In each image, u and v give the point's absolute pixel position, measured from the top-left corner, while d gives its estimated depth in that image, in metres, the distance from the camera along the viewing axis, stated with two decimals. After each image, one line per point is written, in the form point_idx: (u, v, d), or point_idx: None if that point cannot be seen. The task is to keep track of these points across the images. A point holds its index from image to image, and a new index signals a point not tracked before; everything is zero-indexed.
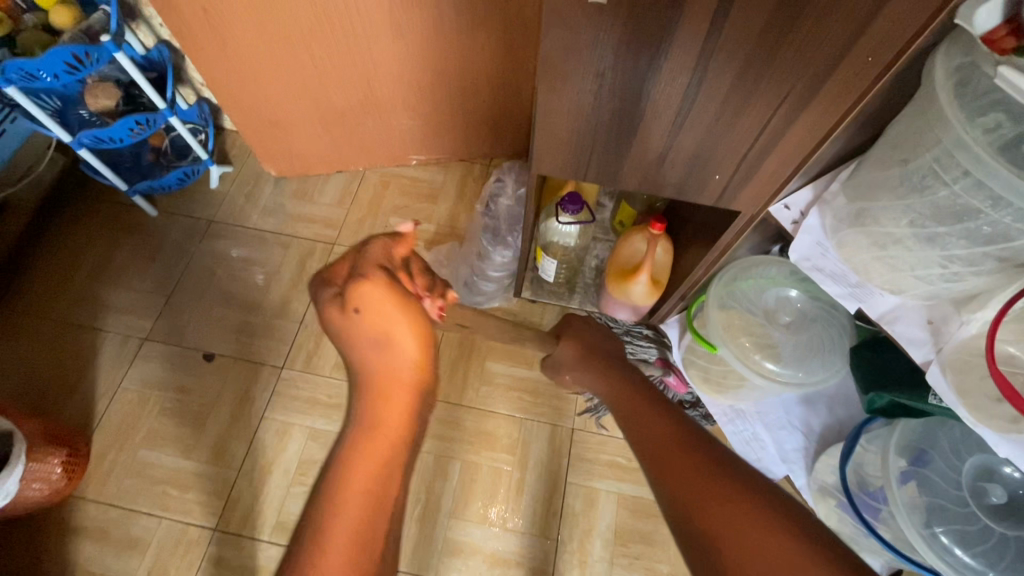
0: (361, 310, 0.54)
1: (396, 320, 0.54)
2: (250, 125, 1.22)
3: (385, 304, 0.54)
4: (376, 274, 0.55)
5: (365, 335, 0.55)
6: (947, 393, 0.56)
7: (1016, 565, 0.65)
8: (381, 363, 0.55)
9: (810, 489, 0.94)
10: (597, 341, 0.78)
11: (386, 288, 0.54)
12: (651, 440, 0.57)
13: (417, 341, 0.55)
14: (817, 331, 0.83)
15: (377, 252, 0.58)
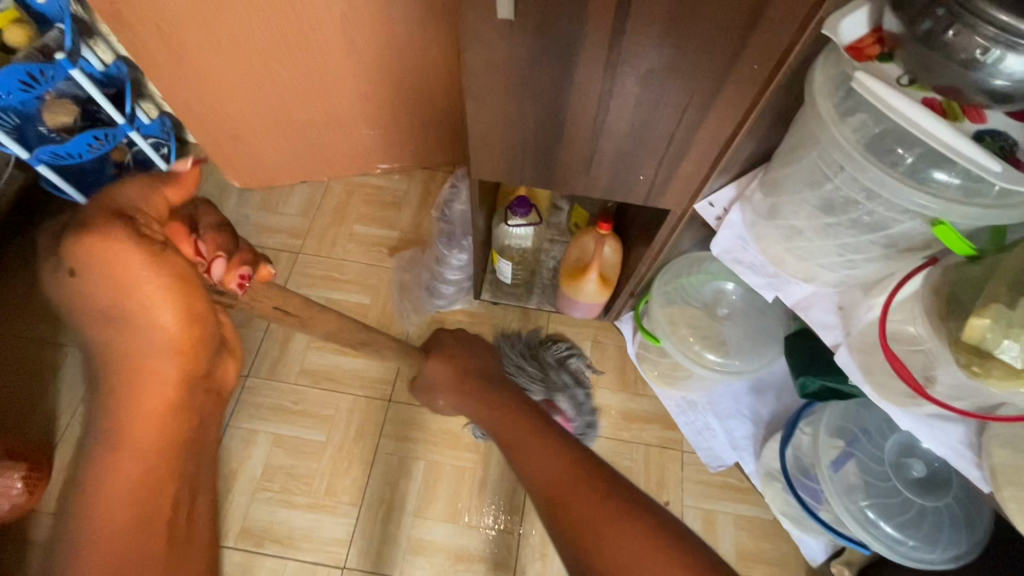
0: (77, 276, 0.33)
1: (148, 288, 0.35)
2: (211, 138, 1.24)
3: (131, 268, 0.33)
4: (112, 221, 0.33)
5: (94, 305, 0.35)
6: (854, 372, 0.59)
7: (932, 533, 0.70)
8: (115, 340, 0.36)
9: (758, 474, 0.99)
10: (473, 364, 0.83)
11: (132, 259, 0.33)
12: (548, 473, 0.52)
13: (179, 319, 0.37)
14: (754, 321, 0.88)
15: (125, 191, 0.34)
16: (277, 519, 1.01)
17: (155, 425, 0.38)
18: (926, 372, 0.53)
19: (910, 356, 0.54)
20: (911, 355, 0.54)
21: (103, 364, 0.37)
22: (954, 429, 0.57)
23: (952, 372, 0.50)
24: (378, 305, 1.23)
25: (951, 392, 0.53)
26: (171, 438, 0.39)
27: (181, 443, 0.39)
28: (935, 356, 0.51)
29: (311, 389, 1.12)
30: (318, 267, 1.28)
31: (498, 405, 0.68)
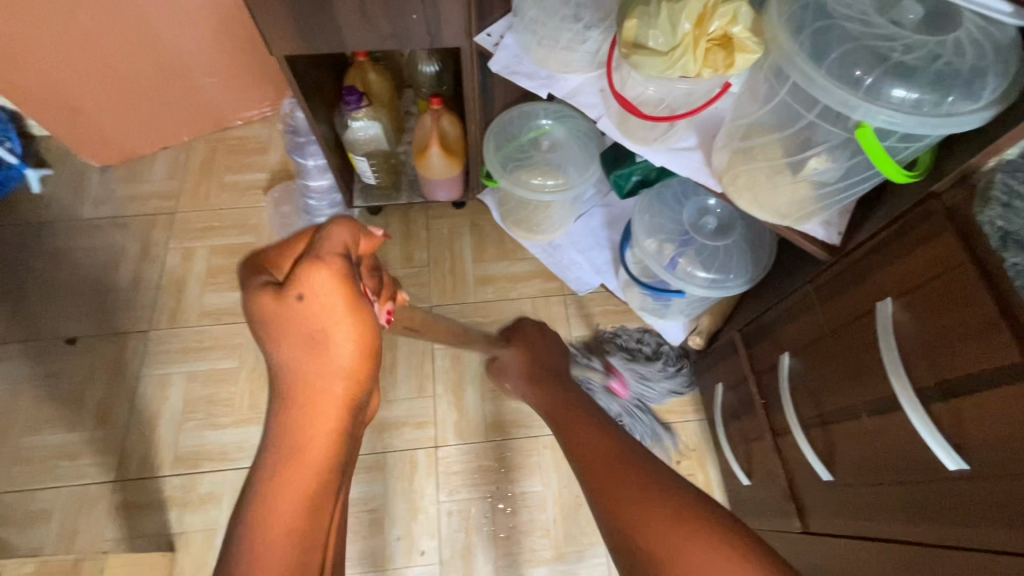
0: (303, 300, 0.38)
1: (339, 323, 0.39)
2: (50, 115, 1.24)
3: (332, 295, 0.38)
4: (332, 255, 0.39)
5: (301, 329, 0.38)
6: (613, 132, 0.75)
7: (725, 263, 0.88)
8: (308, 366, 0.39)
9: (620, 286, 1.14)
10: (546, 356, 0.79)
11: (337, 293, 0.38)
12: (594, 452, 0.51)
13: (359, 354, 0.40)
14: (573, 147, 1.01)
15: (338, 234, 0.41)
16: (205, 440, 1.08)
17: (320, 452, 0.38)
18: (642, 101, 0.70)
19: (634, 92, 0.70)
20: (635, 91, 0.70)
21: (291, 388, 0.39)
22: (693, 155, 0.72)
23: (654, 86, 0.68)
24: (264, 240, 1.29)
25: (665, 109, 0.70)
26: (325, 465, 0.38)
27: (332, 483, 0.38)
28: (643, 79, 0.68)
29: (213, 326, 1.19)
30: (196, 222, 1.31)
31: (549, 388, 0.68)
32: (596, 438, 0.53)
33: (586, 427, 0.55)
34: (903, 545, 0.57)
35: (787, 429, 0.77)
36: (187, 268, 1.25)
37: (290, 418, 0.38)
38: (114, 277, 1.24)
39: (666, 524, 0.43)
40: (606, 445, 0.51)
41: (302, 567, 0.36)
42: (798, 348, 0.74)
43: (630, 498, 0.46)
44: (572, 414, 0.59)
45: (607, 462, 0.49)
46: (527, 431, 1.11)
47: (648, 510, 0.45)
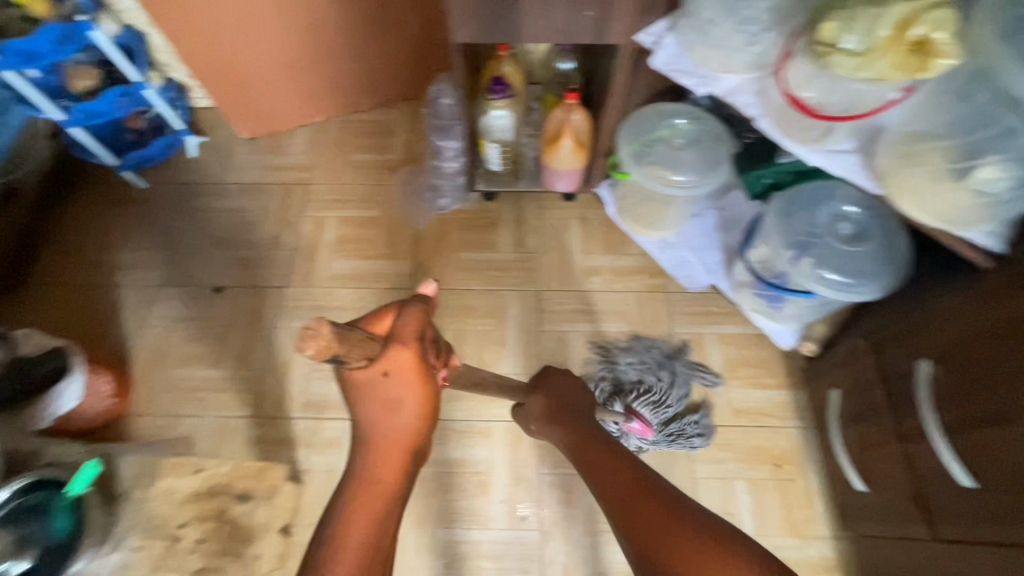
0: (386, 374, 0.56)
1: (410, 395, 0.57)
2: (218, 89, 1.39)
3: (407, 372, 0.57)
4: (410, 343, 0.57)
5: (382, 398, 0.57)
6: (771, 131, 0.79)
7: (860, 269, 0.89)
8: (387, 425, 0.58)
9: (733, 287, 1.17)
10: (569, 399, 0.81)
11: (412, 369, 0.57)
12: (618, 481, 0.63)
13: (420, 414, 0.59)
14: (705, 146, 1.05)
15: (409, 325, 0.58)
16: (331, 390, 1.18)
17: (389, 481, 0.57)
18: (808, 101, 0.74)
19: (802, 92, 0.74)
20: (803, 92, 0.74)
21: (373, 443, 0.58)
22: (851, 157, 0.75)
23: (824, 89, 0.72)
24: (387, 215, 1.39)
25: (831, 108, 0.73)
26: (389, 493, 0.57)
27: (394, 500, 0.57)
28: (815, 81, 0.72)
29: (339, 289, 1.30)
30: (327, 194, 1.43)
31: (582, 427, 0.75)
32: (621, 478, 0.64)
33: (613, 457, 0.67)
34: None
35: (919, 435, 0.78)
36: (319, 235, 1.37)
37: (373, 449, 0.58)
38: (256, 237, 1.37)
39: (670, 539, 0.56)
40: (629, 477, 0.63)
41: (373, 530, 0.56)
42: (941, 355, 0.75)
43: (649, 521, 0.58)
44: (590, 449, 0.70)
45: (638, 493, 0.61)
46: None
47: (665, 534, 0.57)
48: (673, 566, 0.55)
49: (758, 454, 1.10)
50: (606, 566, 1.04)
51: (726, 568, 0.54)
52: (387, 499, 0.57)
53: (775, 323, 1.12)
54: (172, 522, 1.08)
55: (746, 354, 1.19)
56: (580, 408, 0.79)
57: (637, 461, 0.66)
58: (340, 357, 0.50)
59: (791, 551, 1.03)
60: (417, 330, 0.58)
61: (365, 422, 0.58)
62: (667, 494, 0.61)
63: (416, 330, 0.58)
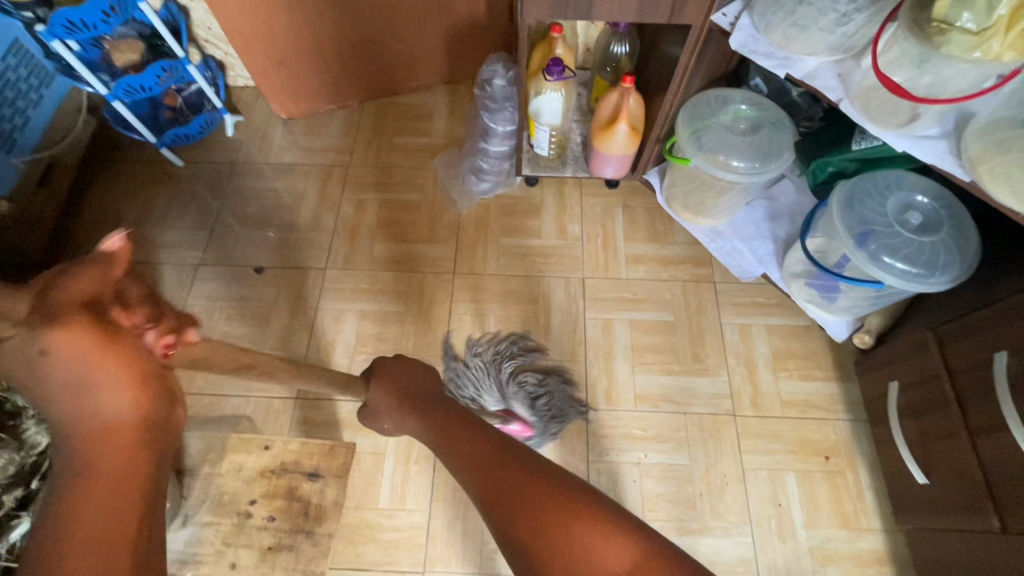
0: (55, 362, 0.24)
1: (135, 418, 0.26)
2: (260, 68, 1.37)
3: (94, 369, 0.25)
4: (86, 316, 0.25)
5: (79, 417, 0.26)
6: (855, 114, 0.77)
7: (931, 260, 0.87)
8: (94, 477, 0.26)
9: (784, 277, 1.15)
10: (424, 380, 0.53)
11: (91, 364, 0.25)
12: (471, 461, 0.37)
13: (147, 463, 0.27)
14: (768, 133, 1.03)
15: (81, 287, 0.25)
16: None
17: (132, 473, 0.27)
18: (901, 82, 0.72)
19: (896, 72, 0.72)
20: (896, 72, 0.72)
21: (85, 501, 0.26)
22: (939, 143, 0.74)
23: (918, 72, 0.71)
24: (428, 199, 1.38)
25: (924, 91, 0.72)
26: None
27: None
28: (912, 61, 0.70)
29: (381, 272, 1.28)
30: (367, 176, 1.42)
31: (425, 411, 0.48)
32: (478, 439, 0.38)
33: (467, 373, 0.58)
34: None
35: (994, 426, 0.77)
36: (359, 216, 1.36)
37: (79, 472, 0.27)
38: (295, 217, 1.36)
39: (535, 496, 0.33)
40: (457, 407, 0.45)
41: None
42: (1020, 347, 0.74)
43: (506, 490, 0.34)
44: (452, 411, 0.45)
45: (493, 464, 0.36)
46: (674, 405, 1.13)
47: (521, 488, 0.34)
48: (529, 546, 0.32)
49: (808, 446, 1.09)
50: None
51: (578, 538, 0.31)
52: (118, 508, 0.27)
53: (826, 313, 1.09)
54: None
55: (795, 346, 1.18)
56: (449, 394, 0.51)
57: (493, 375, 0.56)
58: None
59: (843, 544, 1.02)
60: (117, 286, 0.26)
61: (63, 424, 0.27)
62: (489, 417, 0.41)
63: (118, 286, 0.27)
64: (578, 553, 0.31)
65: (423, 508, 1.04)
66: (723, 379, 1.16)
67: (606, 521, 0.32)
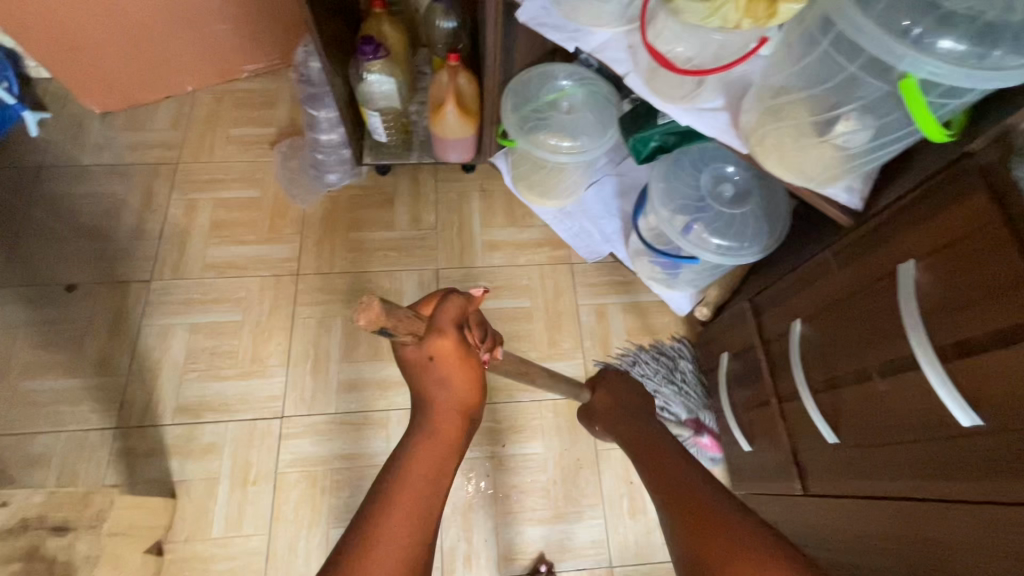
0: (432, 359, 0.54)
1: (460, 371, 0.55)
2: (50, 56, 1.19)
3: (450, 355, 0.54)
4: (450, 327, 0.54)
5: (433, 373, 0.54)
6: (641, 89, 0.74)
7: (741, 232, 0.88)
8: (443, 397, 0.55)
9: (630, 255, 1.15)
10: (628, 395, 0.84)
11: (451, 362, 0.54)
12: (676, 488, 0.56)
13: (469, 391, 0.56)
14: (593, 109, 1.00)
15: (450, 312, 0.54)
16: (208, 391, 1.07)
17: (452, 433, 0.54)
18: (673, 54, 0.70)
19: (667, 44, 0.70)
20: (667, 44, 0.70)
21: (433, 410, 0.54)
22: (720, 115, 0.72)
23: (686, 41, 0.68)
24: (270, 195, 1.26)
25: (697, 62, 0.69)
26: (450, 450, 0.53)
27: (435, 494, 0.49)
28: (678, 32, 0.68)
29: (216, 279, 1.17)
30: (200, 173, 1.29)
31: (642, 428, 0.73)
32: (681, 478, 0.57)
33: (670, 461, 0.61)
34: (924, 504, 0.57)
35: (794, 394, 0.78)
36: (192, 219, 1.23)
37: (427, 424, 0.54)
38: (116, 225, 1.22)
39: (714, 538, 0.49)
40: (689, 479, 0.57)
41: (424, 495, 0.49)
42: (811, 315, 0.75)
43: (696, 525, 0.50)
44: (660, 451, 0.64)
45: (686, 496, 0.54)
46: (532, 393, 1.11)
47: (702, 530, 0.50)
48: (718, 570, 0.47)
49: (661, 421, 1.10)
50: (510, 549, 1.01)
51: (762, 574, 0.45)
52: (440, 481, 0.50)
53: (667, 290, 1.12)
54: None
55: (649, 322, 1.18)
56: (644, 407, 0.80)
57: (694, 462, 0.60)
58: (390, 330, 0.49)
59: None
60: (454, 316, 0.55)
61: (423, 391, 0.55)
62: (718, 493, 0.54)
63: (459, 315, 0.55)
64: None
65: (262, 532, 0.98)
66: (578, 362, 1.14)
67: (769, 546, 0.47)
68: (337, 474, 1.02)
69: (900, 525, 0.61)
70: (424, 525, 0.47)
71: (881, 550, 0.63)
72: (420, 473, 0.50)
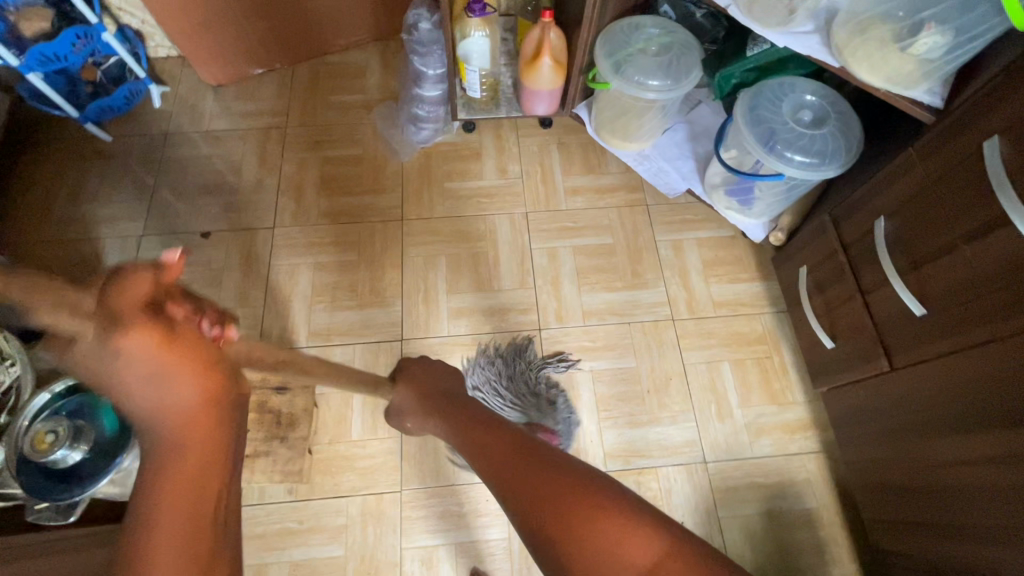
0: (134, 360, 0.35)
1: (182, 372, 0.36)
2: (180, 32, 1.34)
3: (147, 348, 0.34)
4: (147, 316, 0.35)
5: (128, 382, 0.35)
6: (739, 17, 0.87)
7: (822, 150, 0.99)
8: (161, 405, 0.37)
9: (705, 190, 1.27)
10: (434, 383, 0.83)
11: (157, 356, 0.35)
12: (475, 439, 0.62)
13: (202, 385, 0.38)
14: (677, 52, 1.12)
15: (132, 289, 0.35)
16: (335, 319, 1.21)
17: (196, 446, 0.38)
18: None
19: None
20: None
21: (166, 426, 0.37)
22: (812, 37, 0.85)
23: None
24: (371, 153, 1.40)
25: None
26: (208, 461, 0.38)
27: (224, 486, 0.39)
28: None
29: (331, 225, 1.31)
30: (305, 136, 1.43)
31: (440, 410, 0.75)
32: (486, 430, 0.63)
33: (479, 423, 0.65)
34: (1014, 336, 0.68)
35: (880, 283, 0.90)
36: (303, 175, 1.37)
37: (161, 450, 0.37)
38: (237, 182, 1.36)
39: (562, 496, 0.49)
40: (522, 439, 0.59)
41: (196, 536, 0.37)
42: (894, 210, 0.86)
43: (530, 478, 0.52)
44: (493, 432, 0.62)
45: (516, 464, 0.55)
46: (618, 317, 1.23)
47: (533, 472, 0.53)
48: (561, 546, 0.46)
49: (739, 339, 1.22)
50: (612, 448, 1.12)
51: (605, 520, 0.47)
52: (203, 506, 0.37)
53: (741, 218, 1.23)
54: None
55: (723, 254, 1.29)
56: (444, 390, 0.81)
57: (507, 422, 0.64)
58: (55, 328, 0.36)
59: (773, 417, 1.15)
60: (160, 288, 0.36)
61: (141, 413, 0.37)
62: (543, 446, 0.56)
63: (165, 286, 0.37)
64: (606, 537, 0.46)
65: (394, 435, 1.11)
66: (660, 289, 1.26)
67: (627, 513, 0.48)
68: None
69: (994, 364, 0.71)
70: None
71: (978, 389, 0.74)
72: (170, 510, 0.36)
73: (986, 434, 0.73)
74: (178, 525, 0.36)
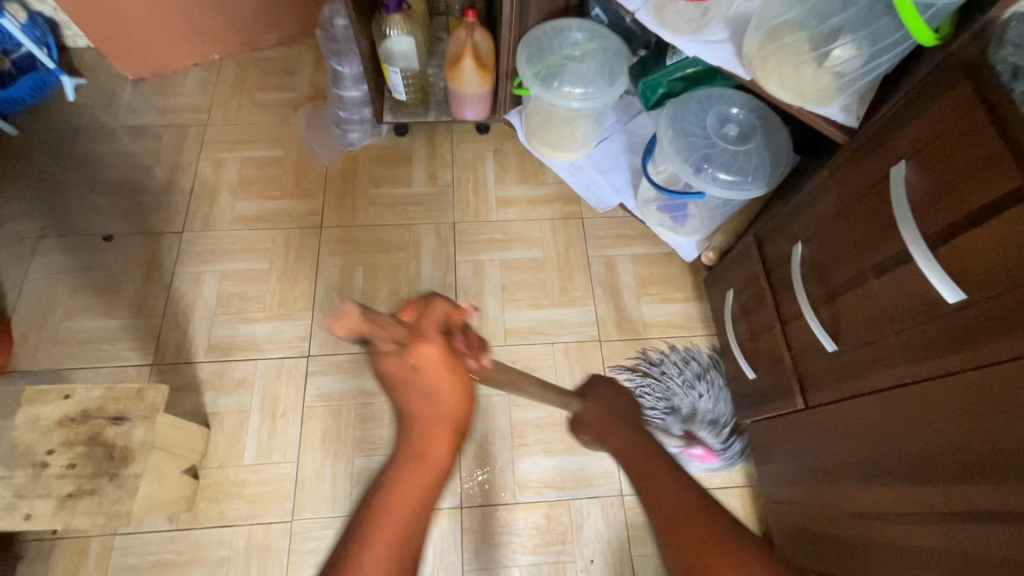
0: (418, 369, 0.56)
1: (447, 382, 0.58)
2: (88, 21, 1.25)
3: (438, 362, 0.57)
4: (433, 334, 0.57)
5: (419, 385, 0.57)
6: (649, 22, 0.81)
7: (744, 168, 0.93)
8: (430, 410, 0.58)
9: (637, 204, 1.21)
10: (620, 403, 0.77)
11: (432, 363, 0.57)
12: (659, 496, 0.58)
13: (458, 399, 0.59)
14: (603, 59, 1.05)
15: (435, 315, 0.59)
16: (238, 331, 1.13)
17: (436, 457, 0.58)
18: None
19: None
20: None
21: (420, 425, 0.58)
22: (725, 46, 0.79)
23: None
24: (294, 155, 1.33)
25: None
26: (439, 466, 0.57)
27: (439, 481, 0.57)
28: None
29: (244, 231, 1.24)
30: (226, 135, 1.35)
31: (640, 432, 0.70)
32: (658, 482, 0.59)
33: (645, 462, 0.63)
34: (921, 384, 0.62)
35: (796, 314, 0.83)
36: (219, 176, 1.30)
37: (415, 432, 0.58)
38: (150, 182, 1.28)
39: (711, 554, 0.53)
40: (684, 498, 0.57)
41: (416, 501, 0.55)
42: (810, 236, 0.80)
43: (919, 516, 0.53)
44: (655, 463, 0.63)
45: (689, 523, 0.55)
46: (542, 336, 1.16)
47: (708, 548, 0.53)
48: None
49: (668, 362, 1.15)
50: (523, 478, 1.05)
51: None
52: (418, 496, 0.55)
53: (672, 234, 1.17)
54: (37, 451, 0.78)
55: (657, 272, 1.23)
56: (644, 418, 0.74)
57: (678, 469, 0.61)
58: (373, 338, 0.55)
59: (697, 448, 1.08)
60: (441, 323, 0.59)
61: (415, 412, 0.59)
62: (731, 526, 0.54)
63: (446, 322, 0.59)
64: None
65: (290, 460, 1.03)
66: (589, 308, 1.19)
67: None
68: (360, 408, 1.07)
69: (903, 411, 0.64)
70: (405, 543, 0.52)
71: (885, 436, 0.67)
72: (405, 484, 0.55)
73: (894, 487, 0.66)
74: (406, 498, 0.55)
